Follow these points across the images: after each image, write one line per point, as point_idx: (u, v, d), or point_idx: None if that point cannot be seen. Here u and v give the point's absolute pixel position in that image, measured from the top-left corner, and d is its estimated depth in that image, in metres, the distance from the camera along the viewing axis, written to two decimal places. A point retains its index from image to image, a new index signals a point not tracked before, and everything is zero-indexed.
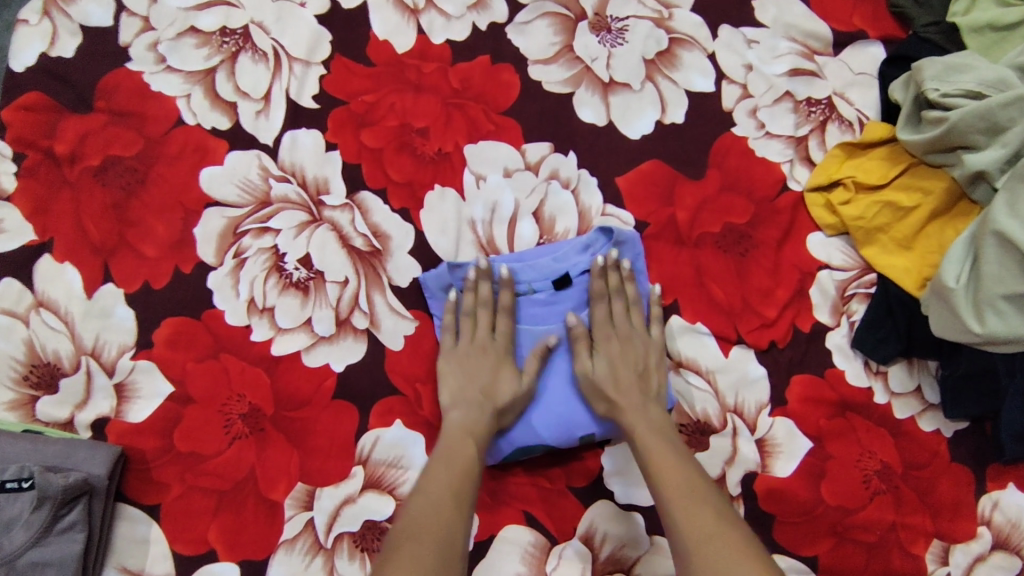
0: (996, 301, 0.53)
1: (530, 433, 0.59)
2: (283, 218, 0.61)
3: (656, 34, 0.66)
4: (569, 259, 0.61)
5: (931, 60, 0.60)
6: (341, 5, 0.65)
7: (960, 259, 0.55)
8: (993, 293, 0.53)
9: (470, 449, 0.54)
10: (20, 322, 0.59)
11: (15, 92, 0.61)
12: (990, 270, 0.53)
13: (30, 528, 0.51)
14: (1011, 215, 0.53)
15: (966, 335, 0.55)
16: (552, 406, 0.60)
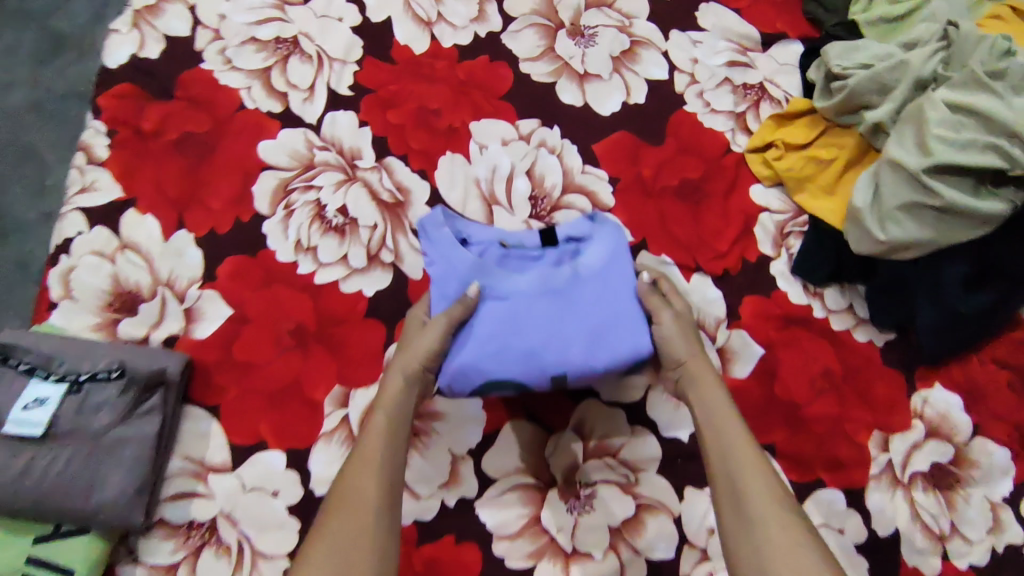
0: (895, 213, 0.65)
1: (502, 368, 0.57)
2: (325, 177, 0.76)
3: (620, 38, 0.83)
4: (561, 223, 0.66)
5: (835, 44, 0.75)
6: (370, 20, 0.82)
7: (866, 185, 0.68)
8: (890, 207, 0.65)
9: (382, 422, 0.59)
10: (108, 260, 0.72)
11: (111, 85, 0.76)
12: (887, 189, 0.66)
13: (118, 409, 0.63)
14: (900, 147, 0.66)
15: (875, 244, 0.67)
16: (529, 345, 0.58)
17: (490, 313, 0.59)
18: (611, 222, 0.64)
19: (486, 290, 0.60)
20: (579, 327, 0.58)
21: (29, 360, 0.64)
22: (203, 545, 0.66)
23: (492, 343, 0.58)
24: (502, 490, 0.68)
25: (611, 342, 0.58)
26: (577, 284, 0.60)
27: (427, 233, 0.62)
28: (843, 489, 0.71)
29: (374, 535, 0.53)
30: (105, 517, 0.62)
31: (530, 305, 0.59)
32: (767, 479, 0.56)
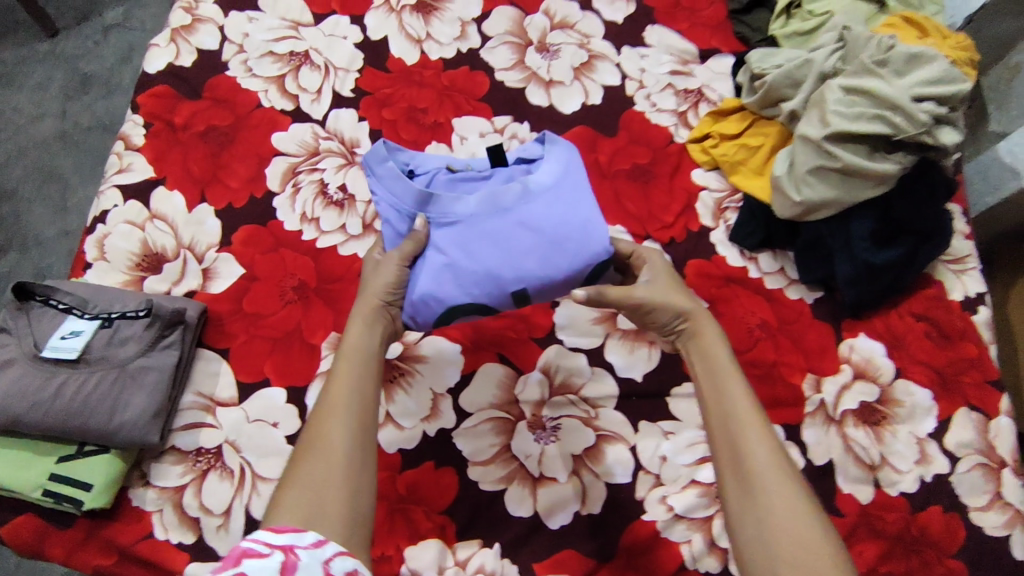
0: (807, 176, 0.81)
1: (456, 285, 0.69)
2: (328, 161, 0.88)
3: (580, 53, 0.98)
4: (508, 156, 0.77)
5: (755, 52, 0.91)
6: (370, 37, 0.97)
7: (785, 159, 0.84)
8: (802, 172, 0.81)
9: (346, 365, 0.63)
10: (138, 228, 0.83)
11: (150, 87, 0.90)
12: (800, 158, 0.81)
13: (143, 341, 0.72)
14: (808, 124, 0.82)
15: (794, 206, 0.82)
16: (480, 262, 0.69)
17: (444, 235, 0.71)
18: (561, 145, 0.75)
19: (439, 216, 0.71)
20: (525, 241, 0.70)
21: (67, 302, 0.74)
22: (208, 468, 0.73)
23: (449, 272, 0.70)
24: (476, 421, 0.77)
25: (563, 250, 0.70)
26: (522, 203, 0.71)
27: (376, 168, 0.74)
28: (782, 425, 0.79)
29: (350, 469, 0.57)
30: (125, 434, 0.69)
31: (478, 227, 0.70)
32: (768, 442, 0.60)
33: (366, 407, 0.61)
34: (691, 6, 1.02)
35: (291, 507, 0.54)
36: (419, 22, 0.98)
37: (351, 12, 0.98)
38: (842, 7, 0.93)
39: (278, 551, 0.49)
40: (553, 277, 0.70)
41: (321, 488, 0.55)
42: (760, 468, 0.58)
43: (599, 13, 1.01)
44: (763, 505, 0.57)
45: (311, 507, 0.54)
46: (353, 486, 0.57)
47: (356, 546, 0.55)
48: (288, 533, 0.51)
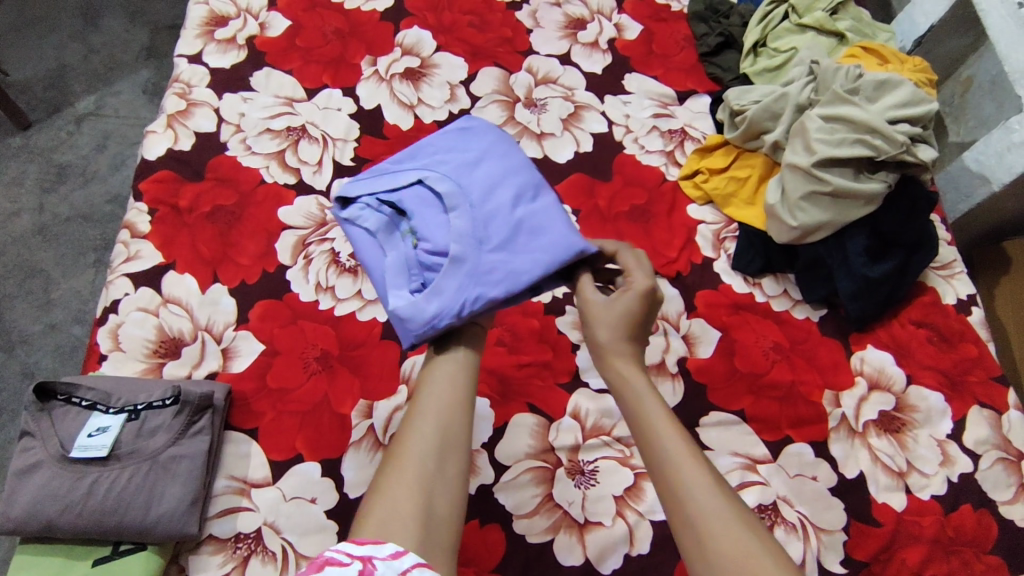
0: (800, 202, 0.86)
1: (536, 202, 0.70)
2: (337, 231, 0.90)
3: (567, 105, 1.02)
4: (375, 225, 0.74)
5: (732, 90, 0.97)
6: (364, 106, 1.00)
7: (777, 188, 0.90)
8: (796, 199, 0.86)
9: (442, 386, 0.63)
10: (152, 314, 0.82)
11: (151, 173, 0.91)
12: (792, 185, 0.87)
13: (172, 430, 0.71)
14: (793, 154, 0.88)
15: (793, 230, 0.87)
16: (497, 178, 0.71)
17: (502, 233, 0.67)
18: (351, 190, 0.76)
19: (487, 237, 0.67)
20: (478, 163, 0.72)
21: (90, 398, 0.72)
22: (250, 554, 0.71)
23: (528, 213, 0.69)
24: (515, 474, 0.76)
25: (478, 145, 0.75)
26: (445, 180, 0.71)
27: (421, 313, 0.65)
28: (809, 442, 0.81)
29: (425, 477, 0.56)
30: (163, 527, 0.67)
31: (483, 199, 0.69)
32: (712, 491, 0.55)
33: (452, 415, 0.60)
34: (663, 53, 1.09)
35: (369, 521, 0.53)
36: (409, 89, 1.02)
37: (342, 85, 1.01)
38: (805, 42, 1.02)
39: (357, 561, 0.48)
40: (502, 142, 0.75)
41: (399, 495, 0.54)
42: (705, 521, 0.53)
43: (578, 66, 1.06)
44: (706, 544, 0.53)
45: (389, 514, 0.53)
46: (430, 493, 0.55)
47: (435, 550, 0.53)
48: (368, 543, 0.50)
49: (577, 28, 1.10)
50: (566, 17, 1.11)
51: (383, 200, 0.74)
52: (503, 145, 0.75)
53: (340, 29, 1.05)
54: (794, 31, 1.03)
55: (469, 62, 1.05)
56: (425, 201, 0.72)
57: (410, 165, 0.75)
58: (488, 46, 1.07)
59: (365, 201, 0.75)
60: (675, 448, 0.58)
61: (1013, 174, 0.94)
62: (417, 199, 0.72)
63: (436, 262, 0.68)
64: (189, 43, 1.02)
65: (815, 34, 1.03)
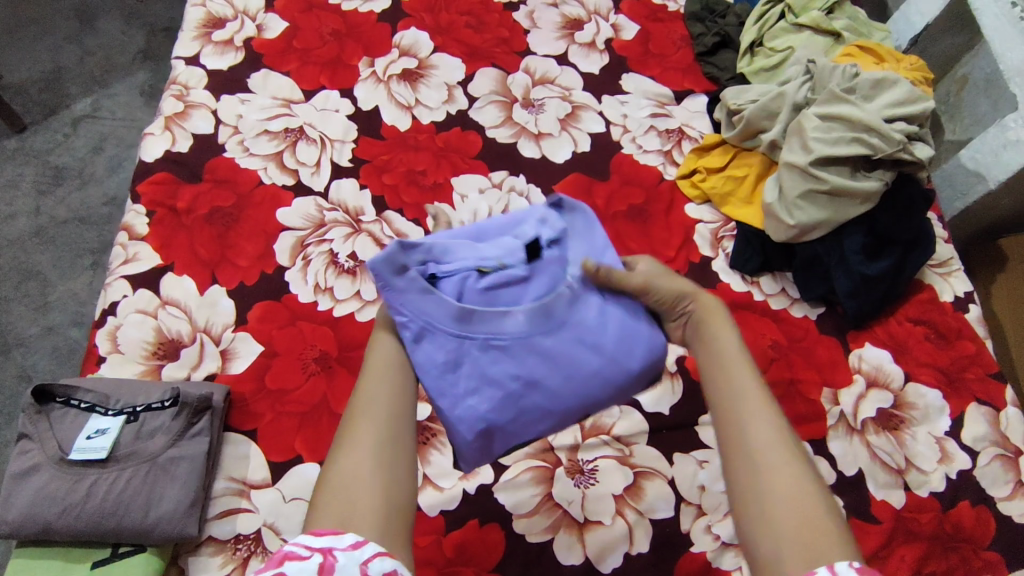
0: (797, 201, 0.87)
1: (512, 417, 0.64)
2: (335, 231, 0.90)
3: (564, 105, 1.03)
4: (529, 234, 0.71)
5: (729, 89, 0.97)
6: (361, 107, 1.00)
7: (774, 187, 0.90)
8: (793, 198, 0.87)
9: (388, 368, 0.62)
10: (151, 315, 0.82)
11: (149, 175, 0.91)
12: (789, 184, 0.87)
13: (171, 432, 0.71)
14: (790, 153, 0.88)
15: (790, 229, 0.88)
16: (565, 342, 0.66)
17: (477, 374, 0.64)
18: (579, 216, 0.73)
19: (479, 359, 0.64)
20: (588, 347, 0.66)
21: (88, 400, 0.72)
22: (250, 556, 0.71)
23: (507, 407, 0.64)
24: (514, 474, 0.76)
25: (627, 349, 0.67)
26: (570, 306, 0.67)
27: (391, 285, 0.63)
28: (808, 440, 0.81)
29: (380, 460, 0.55)
30: (163, 529, 0.67)
31: (518, 355, 0.65)
32: (778, 429, 0.56)
33: (396, 401, 0.60)
34: (660, 52, 1.09)
35: (325, 511, 0.52)
36: (407, 89, 1.02)
37: (340, 86, 1.01)
38: (801, 42, 1.02)
39: (317, 554, 0.48)
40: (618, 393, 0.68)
41: (356, 484, 0.54)
42: (769, 454, 0.54)
43: (576, 66, 1.07)
44: (765, 489, 0.53)
45: (347, 503, 0.53)
46: (386, 477, 0.55)
47: (395, 539, 0.52)
48: (327, 535, 0.50)
49: (574, 28, 1.10)
50: (563, 17, 1.11)
51: (563, 240, 0.72)
52: (626, 386, 0.68)
53: (337, 30, 1.05)
54: (791, 30, 1.04)
55: (466, 63, 1.05)
56: (557, 283, 0.68)
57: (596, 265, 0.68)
58: (485, 46, 1.07)
59: (559, 222, 0.72)
60: (749, 400, 0.57)
61: (1009, 172, 0.94)
62: (552, 278, 0.69)
63: (453, 286, 0.67)
64: (186, 45, 1.02)
65: (811, 33, 1.03)
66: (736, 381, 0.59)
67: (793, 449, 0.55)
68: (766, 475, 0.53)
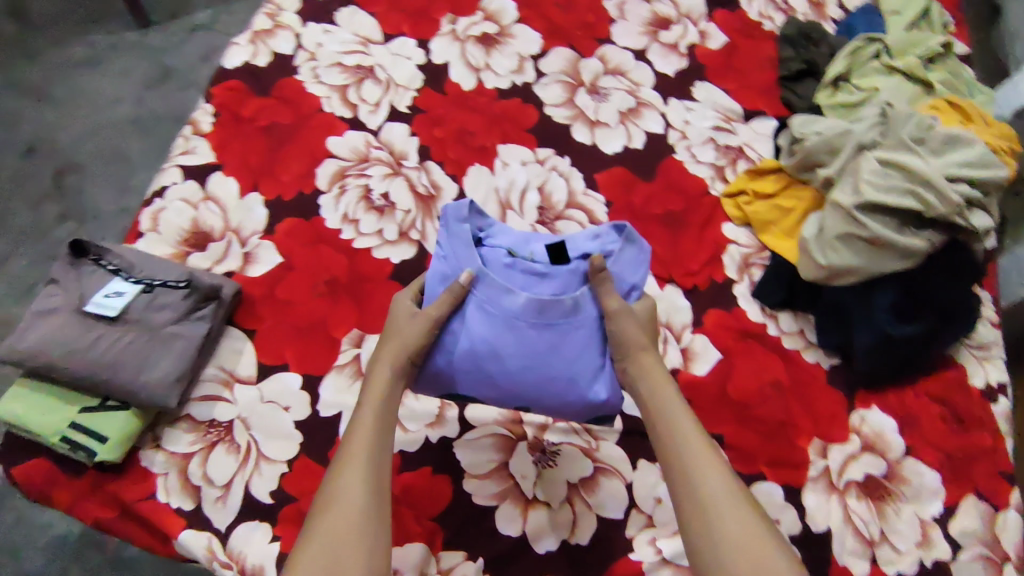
0: (834, 242, 0.83)
1: (468, 375, 0.70)
2: (375, 169, 0.93)
3: (628, 99, 1.02)
4: (580, 244, 0.76)
5: (797, 117, 0.94)
6: (433, 60, 1.03)
7: (815, 224, 0.87)
8: (831, 238, 0.83)
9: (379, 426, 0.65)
10: (192, 206, 0.88)
11: (225, 79, 0.97)
12: (830, 224, 0.84)
13: (178, 310, 0.76)
14: (840, 193, 0.84)
15: (821, 270, 0.84)
16: (539, 346, 0.69)
17: (465, 326, 0.70)
18: (632, 247, 0.76)
19: (472, 313, 0.69)
20: (562, 360, 0.69)
21: (115, 264, 0.78)
22: (218, 441, 0.76)
23: (469, 361, 0.69)
24: (478, 435, 0.78)
25: (592, 378, 0.70)
26: (570, 317, 0.70)
27: (450, 222, 0.73)
28: (783, 485, 0.78)
29: (360, 525, 0.58)
30: (147, 395, 0.72)
31: (498, 328, 0.69)
32: (723, 476, 0.61)
33: (382, 463, 0.63)
34: (742, 69, 1.06)
35: (304, 572, 0.55)
36: (480, 52, 1.04)
37: (419, 36, 1.04)
38: (890, 84, 0.97)
39: None
40: (570, 408, 0.70)
41: (335, 548, 0.57)
42: (717, 499, 0.60)
43: (652, 64, 1.06)
44: (720, 534, 0.58)
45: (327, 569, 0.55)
46: (364, 542, 0.58)
47: None
48: None
49: (660, 28, 1.09)
50: (653, 14, 1.10)
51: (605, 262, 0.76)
52: (579, 405, 0.70)
53: None
54: (882, 72, 0.99)
55: (545, 39, 1.06)
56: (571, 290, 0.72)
57: (605, 277, 0.71)
58: (567, 27, 1.08)
59: (610, 244, 0.77)
60: (694, 450, 0.63)
61: None
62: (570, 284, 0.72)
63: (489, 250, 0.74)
64: None
65: (903, 79, 0.98)
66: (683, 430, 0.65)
67: (735, 489, 0.61)
68: (718, 520, 0.58)
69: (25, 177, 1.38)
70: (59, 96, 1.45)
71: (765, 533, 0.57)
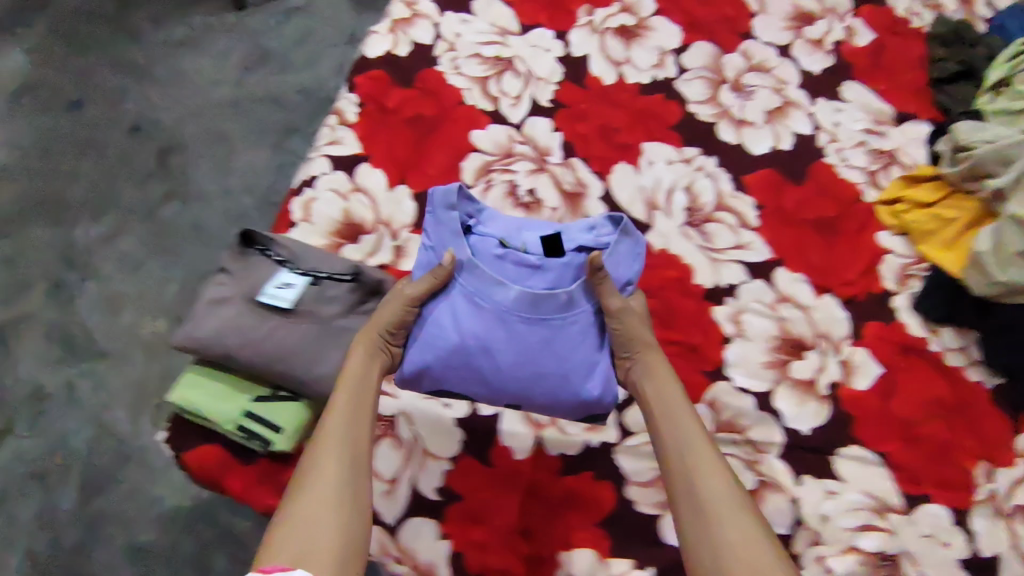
0: (1013, 258, 0.79)
1: (434, 356, 0.70)
2: (520, 165, 0.92)
3: (774, 98, 0.99)
4: (575, 237, 0.75)
5: (963, 123, 0.90)
6: (572, 53, 1.00)
7: (989, 236, 0.82)
8: (1010, 253, 0.79)
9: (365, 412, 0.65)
10: (342, 197, 0.88)
11: (368, 69, 0.96)
12: (1009, 238, 0.79)
13: (346, 303, 0.77)
14: (1021, 202, 0.80)
15: (995, 285, 0.80)
16: (511, 340, 0.69)
17: (449, 317, 0.70)
18: (627, 240, 0.75)
19: (459, 304, 0.70)
20: (555, 354, 0.69)
21: (281, 254, 0.79)
22: (383, 435, 0.76)
23: (464, 357, 0.69)
24: (640, 442, 0.78)
25: (608, 381, 0.70)
26: (562, 312, 0.70)
27: (439, 208, 0.73)
28: (950, 508, 0.77)
29: (340, 506, 0.58)
30: (320, 387, 0.73)
31: (491, 323, 0.70)
32: (721, 479, 0.61)
33: (360, 446, 0.63)
34: (891, 68, 1.02)
35: (280, 550, 0.53)
36: (620, 45, 1.01)
37: (557, 27, 1.02)
38: None
39: None
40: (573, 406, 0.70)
41: (320, 528, 0.55)
42: (717, 501, 0.59)
43: (796, 61, 1.02)
44: (716, 537, 0.57)
45: (305, 538, 0.55)
46: (332, 519, 0.57)
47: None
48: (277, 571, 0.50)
49: (803, 23, 1.05)
50: (794, 8, 1.06)
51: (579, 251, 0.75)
52: (583, 403, 0.70)
53: None
54: None
55: (685, 33, 1.03)
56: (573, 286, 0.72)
57: (604, 277, 0.70)
58: (707, 21, 1.04)
59: (607, 237, 0.76)
60: (702, 454, 0.63)
61: None
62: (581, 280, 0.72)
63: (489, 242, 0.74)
64: None
65: None
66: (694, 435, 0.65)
67: (732, 491, 0.60)
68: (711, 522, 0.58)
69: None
70: None
71: (760, 535, 0.57)
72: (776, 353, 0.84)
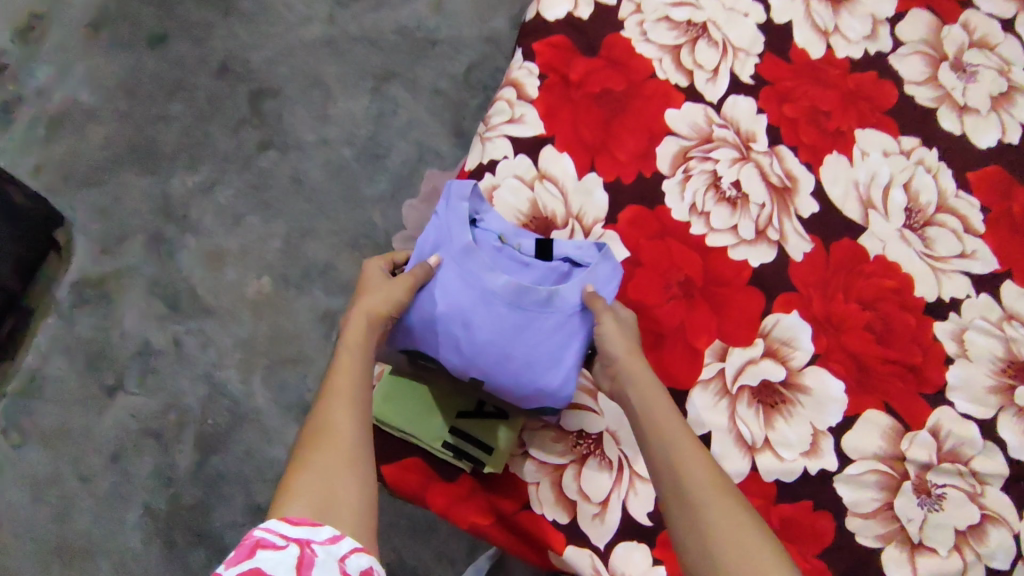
0: None
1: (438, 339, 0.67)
2: (721, 152, 0.82)
3: (1000, 81, 0.87)
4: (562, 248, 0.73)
5: None
6: (774, 19, 0.88)
7: None
8: None
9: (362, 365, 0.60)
10: (528, 186, 0.80)
11: (546, 34, 0.85)
12: None
13: None
14: None
15: None
16: (500, 326, 0.66)
17: (442, 288, 0.67)
18: (608, 262, 0.70)
19: (459, 279, 0.67)
20: (512, 336, 0.66)
21: None
22: (589, 454, 0.72)
23: (435, 325, 0.67)
24: (860, 471, 0.73)
25: (538, 371, 0.67)
26: (542, 306, 0.67)
27: (451, 199, 0.70)
28: None
29: (349, 455, 0.54)
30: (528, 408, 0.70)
31: (474, 301, 0.67)
32: (710, 471, 0.58)
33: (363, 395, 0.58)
34: None
35: (298, 500, 0.50)
36: (827, 11, 0.88)
37: None
38: None
39: (293, 544, 0.47)
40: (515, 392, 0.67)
41: (333, 481, 0.52)
42: (706, 495, 0.56)
43: None
44: (709, 530, 0.55)
45: (324, 496, 0.51)
46: (356, 474, 0.53)
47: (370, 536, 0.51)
48: (305, 525, 0.48)
49: None
50: None
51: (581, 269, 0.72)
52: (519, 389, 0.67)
53: None
54: None
55: None
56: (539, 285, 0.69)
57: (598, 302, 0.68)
58: None
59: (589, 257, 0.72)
60: (676, 442, 0.60)
61: None
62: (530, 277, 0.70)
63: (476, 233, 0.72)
64: None
65: None
66: (662, 423, 0.62)
67: (727, 486, 0.58)
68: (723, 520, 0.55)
69: (223, 100, 1.27)
70: (248, 11, 1.33)
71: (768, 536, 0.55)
72: (1001, 377, 0.77)
